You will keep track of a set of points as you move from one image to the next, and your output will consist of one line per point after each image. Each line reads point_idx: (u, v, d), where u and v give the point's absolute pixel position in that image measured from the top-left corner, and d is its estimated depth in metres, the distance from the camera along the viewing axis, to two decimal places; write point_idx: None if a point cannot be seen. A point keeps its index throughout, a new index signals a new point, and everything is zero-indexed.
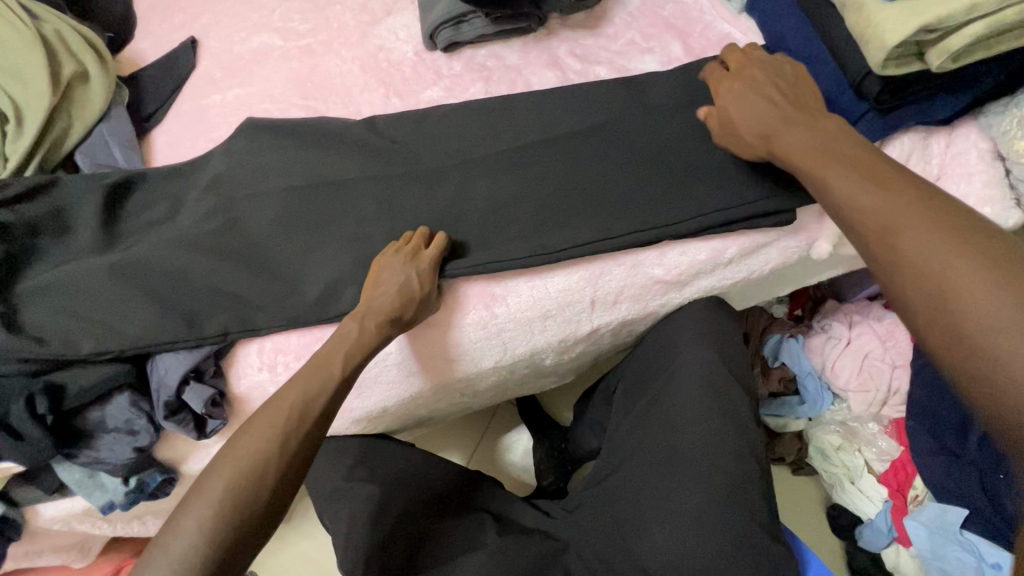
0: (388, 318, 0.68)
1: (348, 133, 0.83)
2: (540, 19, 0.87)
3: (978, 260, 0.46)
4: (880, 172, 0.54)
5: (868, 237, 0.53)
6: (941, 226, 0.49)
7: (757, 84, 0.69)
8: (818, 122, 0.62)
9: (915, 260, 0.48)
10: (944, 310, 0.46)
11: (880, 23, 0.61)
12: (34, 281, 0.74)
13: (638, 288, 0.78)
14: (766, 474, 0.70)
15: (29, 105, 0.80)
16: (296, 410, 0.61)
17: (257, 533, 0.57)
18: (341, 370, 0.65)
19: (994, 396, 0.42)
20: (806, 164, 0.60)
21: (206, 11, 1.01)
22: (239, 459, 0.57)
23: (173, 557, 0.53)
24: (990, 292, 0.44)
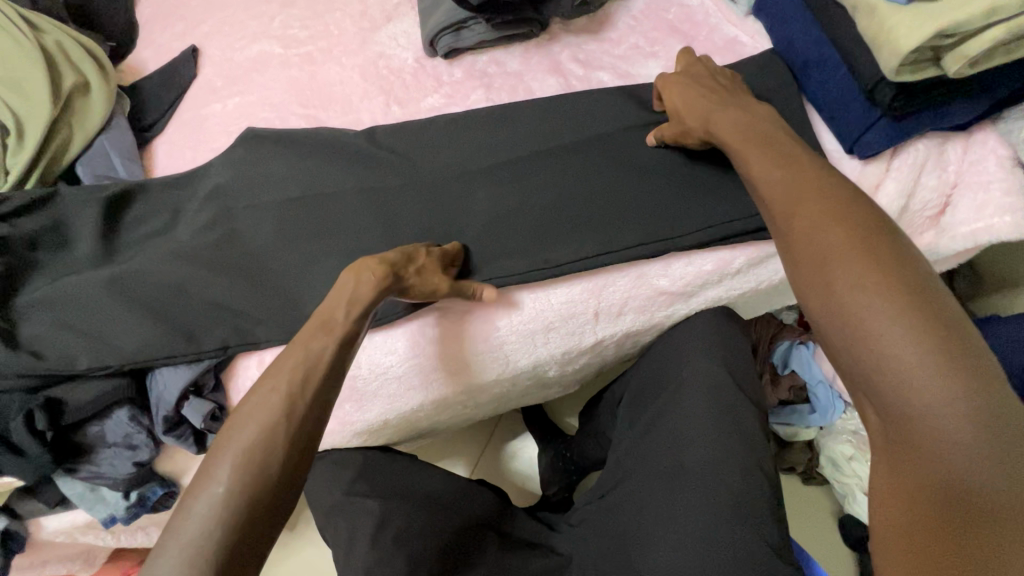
0: (384, 264, 0.62)
1: (348, 143, 0.81)
2: (541, 24, 0.86)
3: (859, 237, 0.48)
4: (790, 154, 0.57)
5: (773, 210, 0.55)
6: (832, 203, 0.51)
7: (695, 77, 0.72)
8: (748, 108, 0.65)
9: (806, 235, 0.51)
10: (824, 282, 0.48)
11: (894, 28, 0.59)
12: (33, 295, 0.73)
13: (643, 300, 0.77)
14: (777, 491, 0.67)
15: (29, 118, 0.80)
16: (298, 372, 0.54)
17: (276, 511, 0.49)
18: (343, 323, 0.58)
19: (862, 367, 0.45)
20: (734, 143, 0.62)
21: (206, 19, 1.00)
22: (245, 432, 0.50)
23: (185, 544, 0.44)
24: (863, 268, 0.47)
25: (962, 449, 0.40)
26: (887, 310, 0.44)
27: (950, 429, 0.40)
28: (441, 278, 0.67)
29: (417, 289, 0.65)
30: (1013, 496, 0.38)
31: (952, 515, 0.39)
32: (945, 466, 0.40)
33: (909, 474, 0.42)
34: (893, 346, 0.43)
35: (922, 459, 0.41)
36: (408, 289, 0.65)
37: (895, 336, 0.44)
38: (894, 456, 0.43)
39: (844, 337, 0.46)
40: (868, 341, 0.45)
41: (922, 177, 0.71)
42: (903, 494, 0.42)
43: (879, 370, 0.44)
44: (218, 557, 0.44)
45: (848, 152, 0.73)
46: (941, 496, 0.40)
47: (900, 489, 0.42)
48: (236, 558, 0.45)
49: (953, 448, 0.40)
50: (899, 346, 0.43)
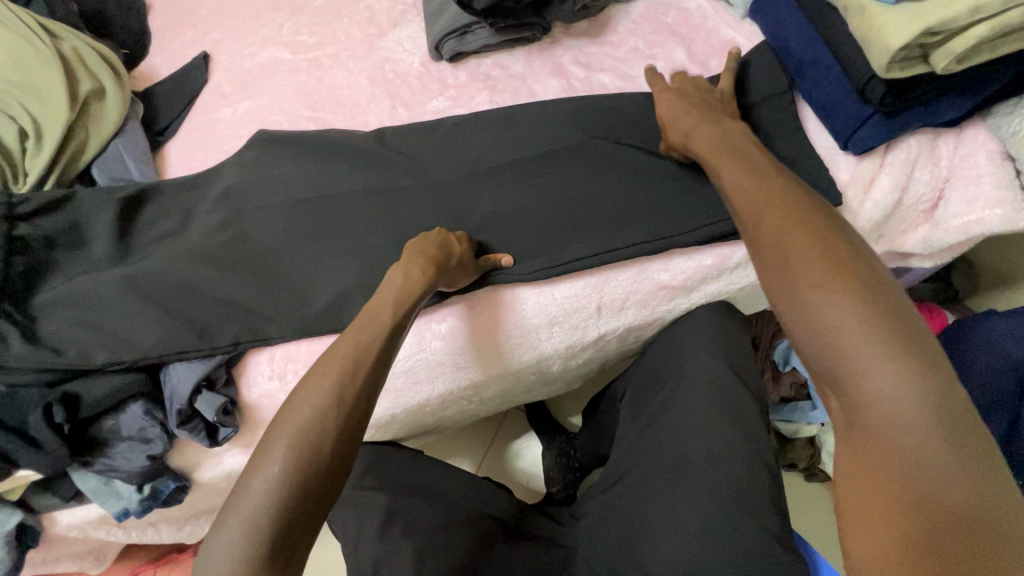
0: (430, 262, 0.66)
1: (356, 145, 0.84)
2: (543, 28, 0.88)
3: (819, 237, 0.50)
4: (760, 166, 0.60)
5: (742, 216, 0.57)
6: (795, 209, 0.53)
7: (689, 91, 0.74)
8: (729, 126, 0.67)
9: (771, 237, 0.53)
10: (788, 280, 0.50)
11: (883, 27, 0.61)
12: (52, 293, 0.75)
13: (644, 294, 0.78)
14: (777, 482, 0.68)
15: (48, 123, 0.83)
16: (351, 356, 0.56)
17: (327, 491, 0.50)
18: (392, 313, 0.60)
19: (821, 357, 0.46)
20: (709, 154, 0.65)
21: (217, 26, 1.03)
22: (299, 414, 0.51)
23: (243, 517, 0.46)
24: (821, 266, 0.49)
25: (916, 431, 0.41)
26: (844, 303, 0.46)
27: (903, 417, 0.42)
28: (470, 265, 0.71)
29: (454, 278, 0.70)
30: (965, 475, 0.39)
31: (911, 498, 0.39)
32: (902, 450, 0.41)
33: (869, 459, 0.42)
34: (851, 338, 0.45)
35: (879, 445, 0.42)
36: (451, 279, 0.69)
37: (851, 328, 0.45)
38: (854, 443, 0.44)
39: (805, 330, 0.48)
40: (826, 333, 0.46)
41: (915, 172, 0.73)
42: (864, 478, 0.42)
43: (838, 360, 0.45)
44: (273, 530, 0.46)
45: (843, 149, 0.75)
46: (899, 479, 0.40)
47: (863, 474, 0.42)
48: (288, 534, 0.47)
49: (910, 436, 0.41)
50: (856, 336, 0.45)
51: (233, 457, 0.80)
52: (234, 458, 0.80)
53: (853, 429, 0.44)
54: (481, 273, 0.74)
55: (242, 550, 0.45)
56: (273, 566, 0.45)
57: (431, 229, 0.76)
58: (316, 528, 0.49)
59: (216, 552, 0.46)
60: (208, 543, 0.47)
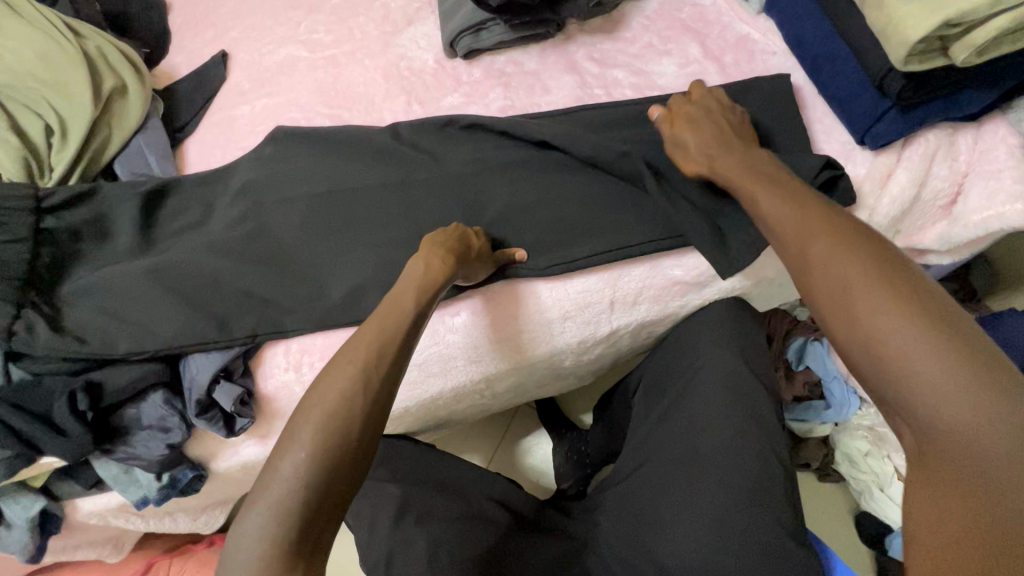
0: (450, 253, 0.67)
1: (372, 141, 0.84)
2: (558, 25, 0.88)
3: (833, 224, 0.55)
4: (797, 197, 0.60)
5: (791, 253, 0.57)
6: (807, 207, 0.58)
7: (714, 113, 0.71)
8: (752, 153, 0.67)
9: (824, 274, 0.53)
10: (849, 316, 0.50)
11: (902, 20, 0.60)
12: (78, 284, 0.77)
13: (657, 290, 0.78)
14: (790, 477, 0.68)
15: (72, 119, 0.85)
16: (375, 345, 0.56)
17: (353, 476, 0.51)
18: (414, 302, 0.61)
19: (891, 390, 0.47)
20: (734, 183, 0.65)
21: (236, 25, 1.05)
22: (325, 400, 0.52)
23: (272, 502, 0.47)
24: (879, 293, 0.49)
25: (1001, 462, 0.41)
26: (912, 337, 0.47)
27: (936, 390, 0.44)
28: (485, 260, 0.72)
29: (470, 271, 0.70)
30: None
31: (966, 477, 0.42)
32: (982, 479, 0.42)
33: (947, 487, 0.43)
34: (924, 372, 0.45)
35: (950, 476, 0.43)
36: (468, 270, 0.70)
37: (928, 364, 0.45)
38: (932, 470, 0.44)
39: (870, 365, 0.48)
40: (898, 370, 0.46)
41: (933, 167, 0.73)
42: (944, 506, 0.43)
43: (902, 388, 0.46)
44: (300, 513, 0.47)
45: (859, 144, 0.74)
46: (981, 510, 0.41)
47: (944, 503, 0.43)
48: (315, 517, 0.48)
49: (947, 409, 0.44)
50: (924, 364, 0.45)
51: (249, 448, 0.81)
52: (250, 449, 0.81)
53: (929, 456, 0.45)
54: (497, 267, 0.74)
55: (272, 531, 0.46)
56: (300, 552, 0.47)
57: (447, 225, 0.77)
58: (341, 511, 0.50)
59: (244, 535, 0.47)
60: (235, 526, 0.48)
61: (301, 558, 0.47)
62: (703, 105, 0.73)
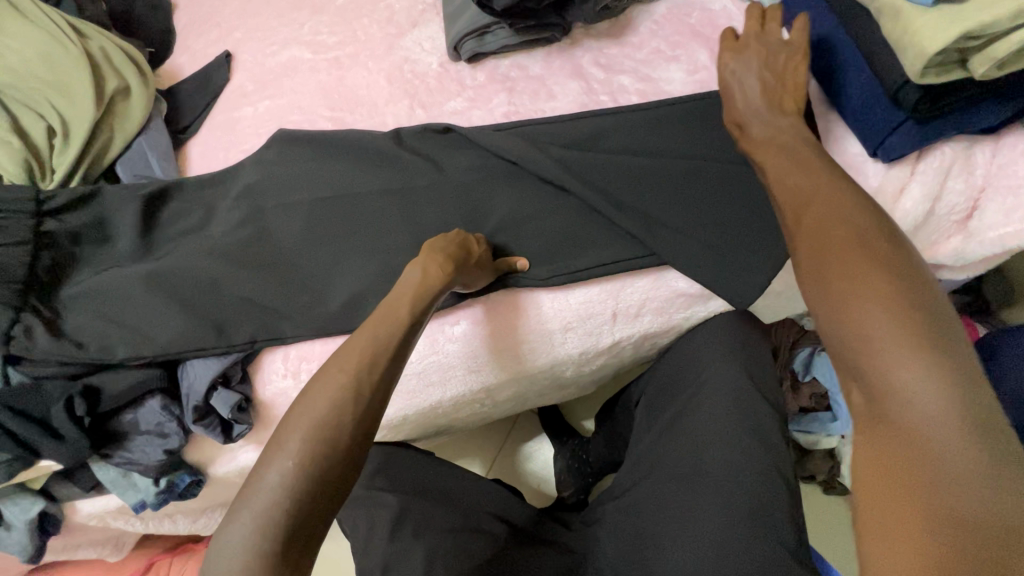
0: (449, 260, 0.65)
1: (374, 145, 0.83)
2: (564, 28, 0.86)
3: (834, 189, 0.54)
4: (811, 164, 0.58)
5: (787, 212, 0.56)
6: (817, 170, 0.57)
7: (760, 66, 0.69)
8: (784, 117, 0.66)
9: (812, 235, 0.52)
10: (823, 277, 0.49)
11: (918, 30, 0.59)
12: (77, 287, 0.77)
13: (661, 300, 0.77)
14: (795, 496, 0.66)
15: (75, 120, 0.84)
16: (367, 354, 0.55)
17: (338, 488, 0.50)
18: (410, 310, 0.60)
19: (848, 349, 0.45)
20: (758, 149, 0.65)
21: (240, 26, 1.04)
22: (314, 409, 0.51)
23: (256, 512, 0.46)
24: (859, 257, 0.48)
25: (934, 423, 0.40)
26: (874, 293, 0.45)
27: (891, 358, 0.43)
28: (486, 269, 0.71)
29: (471, 280, 0.69)
30: (979, 479, 0.38)
31: (908, 451, 0.40)
32: (919, 450, 0.40)
33: (885, 455, 0.41)
34: (879, 329, 0.44)
35: (891, 448, 0.41)
36: (468, 279, 0.69)
37: (886, 328, 0.44)
38: (872, 439, 0.43)
39: (833, 322, 0.47)
40: (854, 327, 0.45)
41: (948, 181, 0.71)
42: (882, 473, 0.41)
43: (859, 353, 0.45)
44: (282, 526, 0.46)
45: (871, 156, 0.72)
46: (912, 479, 0.40)
47: (881, 471, 0.41)
48: (298, 529, 0.47)
49: (900, 378, 0.42)
50: (882, 331, 0.44)
51: (247, 454, 0.81)
52: (248, 454, 0.81)
53: (873, 425, 0.43)
54: (497, 276, 0.73)
55: (254, 543, 0.45)
56: (282, 565, 0.46)
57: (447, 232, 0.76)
58: (325, 523, 0.49)
59: (227, 546, 0.46)
60: (218, 537, 0.47)
61: (285, 570, 0.46)
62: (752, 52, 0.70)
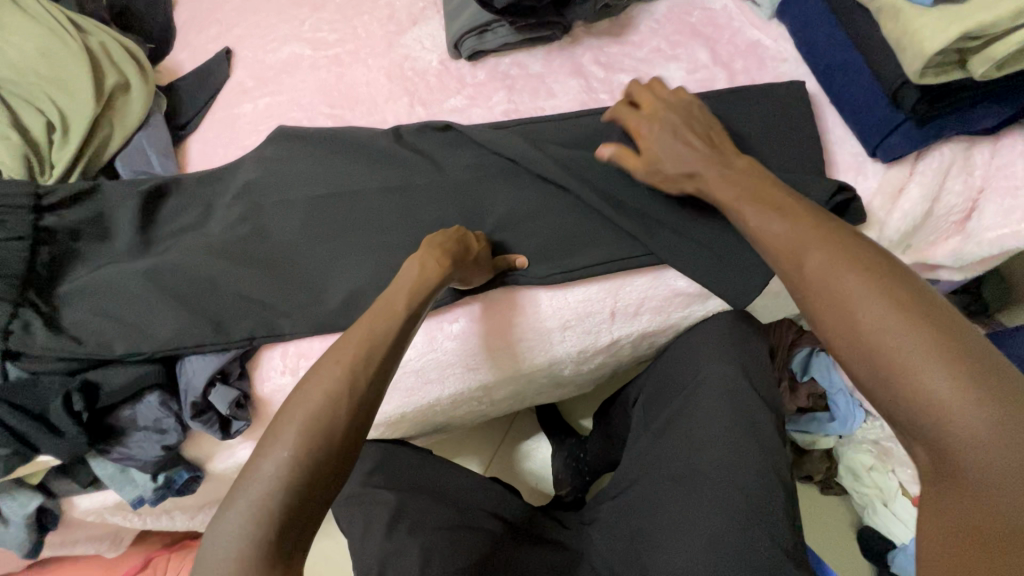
0: (446, 255, 0.65)
1: (373, 143, 0.83)
2: (564, 27, 0.86)
3: (831, 234, 0.53)
4: (786, 207, 0.57)
5: (785, 264, 0.55)
6: (804, 213, 0.56)
7: (683, 121, 0.68)
8: (734, 164, 0.64)
9: (822, 284, 0.51)
10: (852, 332, 0.48)
11: (918, 31, 0.59)
12: (76, 283, 0.77)
13: (660, 299, 0.77)
14: (791, 495, 0.67)
15: (74, 116, 0.84)
16: (364, 348, 0.55)
17: (333, 481, 0.50)
18: (406, 304, 0.60)
19: (903, 407, 0.44)
20: (725, 204, 0.62)
21: (240, 22, 1.04)
22: (309, 400, 0.51)
23: (251, 501, 0.47)
24: (886, 309, 0.47)
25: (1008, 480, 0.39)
26: (918, 346, 0.44)
27: (953, 416, 0.42)
28: (484, 267, 0.71)
29: (469, 278, 0.69)
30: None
31: (985, 514, 0.40)
32: (995, 501, 0.39)
33: (960, 508, 0.41)
34: (933, 386, 0.43)
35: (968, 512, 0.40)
36: (466, 275, 0.69)
37: (941, 376, 0.43)
38: (944, 491, 0.42)
39: (881, 381, 0.46)
40: (907, 386, 0.44)
41: (948, 181, 0.71)
42: (960, 538, 0.40)
43: (917, 412, 0.43)
44: (276, 516, 0.46)
45: (870, 156, 0.72)
46: (990, 534, 0.39)
47: (960, 536, 0.41)
48: (292, 521, 0.47)
49: (967, 437, 0.41)
50: (938, 388, 0.43)
51: (245, 450, 0.81)
52: (246, 451, 0.81)
53: (942, 477, 0.42)
54: (496, 273, 0.73)
55: (248, 533, 0.45)
56: (275, 556, 0.46)
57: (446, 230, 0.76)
58: (319, 516, 0.49)
59: (222, 534, 0.46)
60: (212, 525, 0.47)
61: (280, 559, 0.46)
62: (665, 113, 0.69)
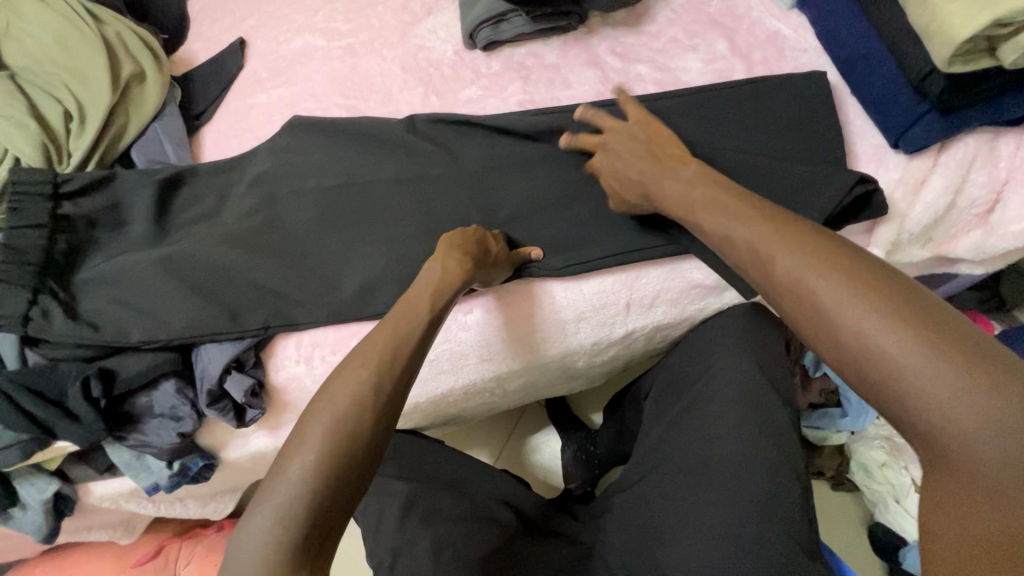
0: (467, 255, 0.66)
1: (387, 133, 0.83)
2: (580, 17, 0.86)
3: (795, 231, 0.52)
4: (741, 207, 0.56)
5: (752, 266, 0.54)
6: (766, 212, 0.55)
7: (625, 147, 0.68)
8: (682, 173, 0.62)
9: (792, 285, 0.49)
10: (830, 331, 0.47)
11: (946, 18, 0.58)
12: (92, 272, 0.78)
13: (675, 293, 0.77)
14: (806, 489, 0.66)
15: (91, 105, 0.85)
16: (387, 350, 0.55)
17: (358, 483, 0.50)
18: (428, 311, 0.60)
19: (895, 402, 0.43)
20: (683, 213, 0.61)
21: (254, 13, 1.04)
22: (335, 403, 0.51)
23: (278, 505, 0.46)
24: (861, 304, 0.45)
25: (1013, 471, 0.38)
26: (903, 338, 0.43)
27: (949, 409, 0.40)
28: (503, 262, 0.71)
29: (488, 277, 0.69)
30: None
31: (992, 506, 0.39)
32: (1001, 494, 0.39)
33: (961, 503, 0.40)
34: (925, 378, 0.41)
35: (981, 506, 0.39)
36: (486, 276, 0.69)
37: (926, 374, 0.41)
38: (942, 486, 0.42)
39: (869, 377, 0.44)
40: (896, 381, 0.43)
41: (971, 173, 0.70)
42: (969, 532, 0.40)
43: (911, 406, 0.42)
44: (303, 517, 0.46)
45: (892, 147, 0.71)
46: (999, 527, 0.38)
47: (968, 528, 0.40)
48: (319, 523, 0.47)
49: (965, 428, 0.40)
50: (929, 379, 0.41)
51: (259, 439, 0.81)
52: (260, 439, 0.81)
53: (938, 473, 0.42)
54: (514, 266, 0.73)
55: (276, 535, 0.45)
56: (304, 556, 0.46)
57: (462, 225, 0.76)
58: (346, 516, 0.49)
59: (249, 536, 0.46)
60: (240, 526, 0.47)
61: (306, 562, 0.46)
62: (613, 141, 0.69)
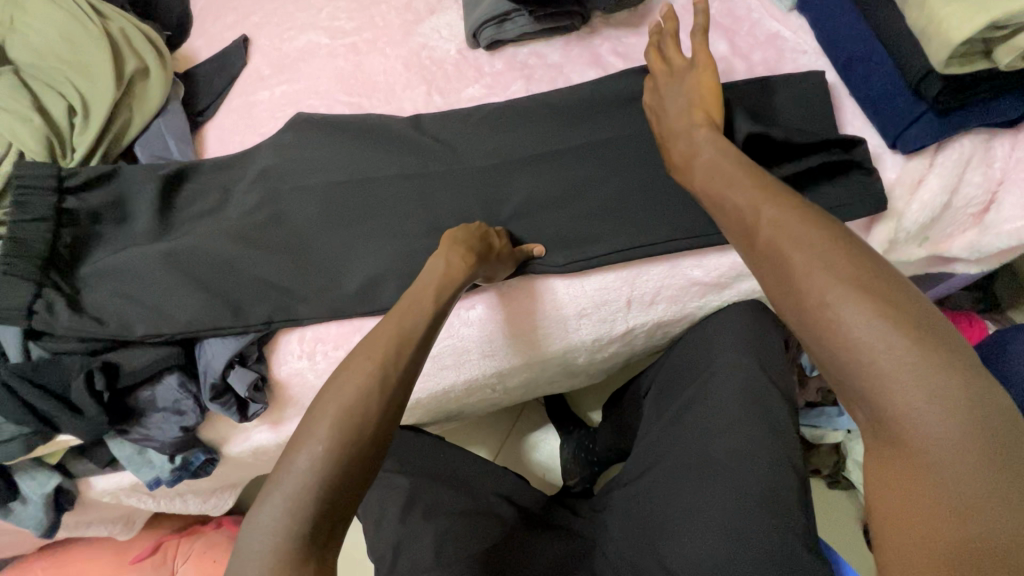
0: (470, 252, 0.67)
1: (392, 130, 0.84)
2: (583, 17, 0.87)
3: (782, 199, 0.51)
4: (737, 173, 0.56)
5: (736, 227, 0.54)
6: (759, 178, 0.55)
7: (672, 89, 0.70)
8: (698, 131, 0.64)
9: (768, 248, 0.49)
10: (796, 297, 0.47)
11: (943, 20, 0.59)
12: (97, 265, 0.78)
13: (675, 290, 0.78)
14: (805, 485, 0.67)
15: (95, 100, 0.85)
16: (393, 344, 0.56)
17: (364, 475, 0.50)
18: (433, 303, 0.61)
19: (846, 373, 0.43)
20: (685, 170, 0.64)
21: (258, 10, 1.04)
22: (343, 395, 0.52)
23: (287, 495, 0.47)
24: (828, 274, 0.45)
25: (951, 451, 0.39)
26: (863, 312, 0.43)
27: (896, 384, 0.41)
28: (507, 259, 0.71)
29: (490, 274, 0.70)
30: (991, 486, 0.37)
31: (925, 482, 0.39)
32: (936, 471, 0.39)
33: (899, 474, 0.40)
34: (876, 352, 0.42)
35: (917, 480, 0.39)
36: (489, 272, 0.69)
37: (880, 347, 0.42)
38: (884, 458, 0.42)
39: (825, 346, 0.44)
40: (849, 351, 0.43)
41: (967, 174, 0.71)
42: (900, 504, 0.40)
43: (861, 377, 0.42)
44: (311, 509, 0.47)
45: (890, 148, 0.73)
46: (929, 499, 0.39)
47: (899, 499, 0.40)
48: (327, 514, 0.47)
49: (911, 404, 0.40)
50: (880, 353, 0.42)
51: (261, 434, 0.81)
52: (262, 434, 0.82)
53: (878, 440, 0.42)
54: (516, 263, 0.73)
55: (286, 527, 0.46)
56: (313, 548, 0.46)
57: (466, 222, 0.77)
58: (353, 508, 0.50)
59: (258, 527, 0.47)
60: (249, 519, 0.48)
61: (314, 553, 0.46)
62: (672, 78, 0.71)
